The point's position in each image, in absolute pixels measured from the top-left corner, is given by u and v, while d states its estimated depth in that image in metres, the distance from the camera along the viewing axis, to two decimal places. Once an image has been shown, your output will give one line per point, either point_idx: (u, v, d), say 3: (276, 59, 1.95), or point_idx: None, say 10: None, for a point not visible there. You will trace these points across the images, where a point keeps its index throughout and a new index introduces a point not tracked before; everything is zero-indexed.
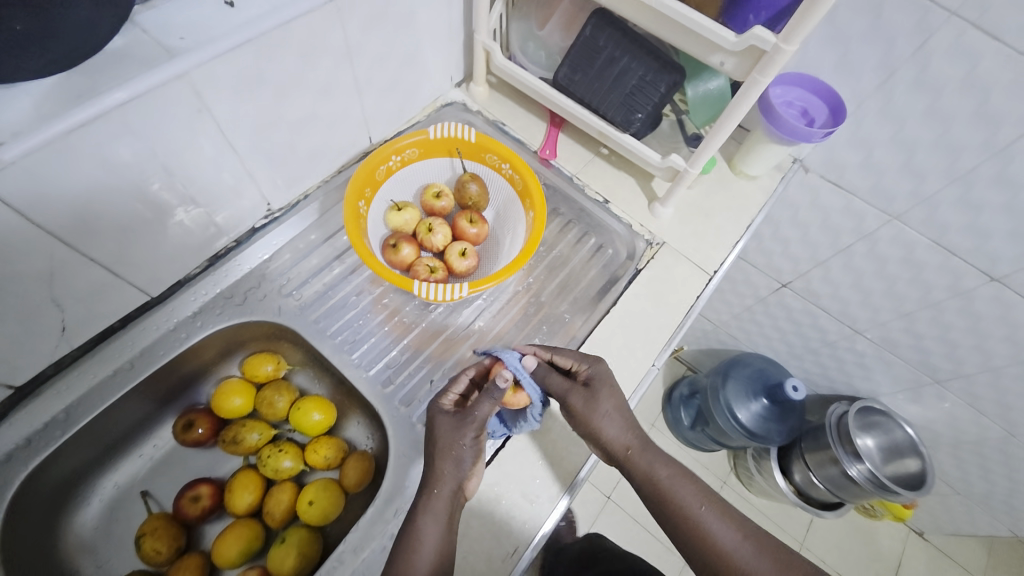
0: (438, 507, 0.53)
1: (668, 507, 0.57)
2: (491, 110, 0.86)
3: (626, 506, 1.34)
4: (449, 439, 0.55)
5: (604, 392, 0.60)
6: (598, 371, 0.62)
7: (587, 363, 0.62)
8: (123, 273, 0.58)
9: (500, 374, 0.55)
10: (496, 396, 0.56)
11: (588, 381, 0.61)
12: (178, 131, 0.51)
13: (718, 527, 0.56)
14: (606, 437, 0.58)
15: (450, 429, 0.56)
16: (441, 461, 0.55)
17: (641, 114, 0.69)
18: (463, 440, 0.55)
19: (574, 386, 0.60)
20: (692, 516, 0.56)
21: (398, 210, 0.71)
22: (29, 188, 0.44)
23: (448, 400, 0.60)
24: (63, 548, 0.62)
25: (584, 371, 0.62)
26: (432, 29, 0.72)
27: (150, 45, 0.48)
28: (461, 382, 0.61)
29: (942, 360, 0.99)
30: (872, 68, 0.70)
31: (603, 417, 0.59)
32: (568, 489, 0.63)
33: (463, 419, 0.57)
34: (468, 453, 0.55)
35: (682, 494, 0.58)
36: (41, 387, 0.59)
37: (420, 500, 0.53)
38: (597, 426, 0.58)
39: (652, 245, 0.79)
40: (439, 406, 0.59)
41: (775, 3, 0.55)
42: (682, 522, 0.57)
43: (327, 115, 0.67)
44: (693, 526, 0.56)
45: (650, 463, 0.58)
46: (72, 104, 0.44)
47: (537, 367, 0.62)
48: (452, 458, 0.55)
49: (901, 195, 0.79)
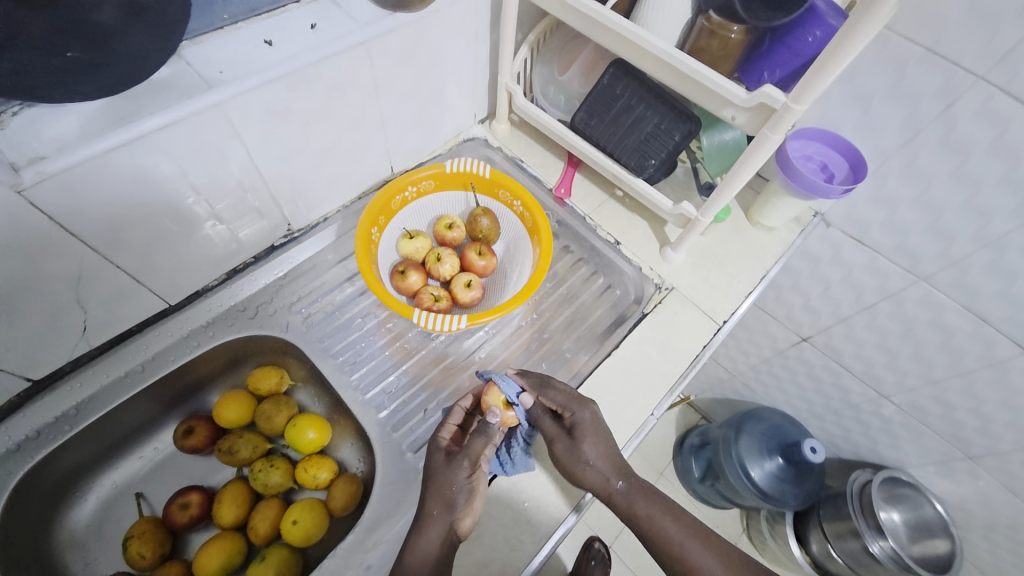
0: (429, 546, 0.52)
1: (653, 542, 0.57)
2: (511, 147, 0.88)
3: (626, 558, 1.27)
4: (442, 479, 0.56)
5: (588, 442, 0.59)
6: (584, 417, 0.60)
7: (572, 408, 0.60)
8: (145, 280, 0.61)
9: (493, 411, 0.59)
10: (489, 434, 0.58)
11: (572, 428, 0.60)
12: (209, 154, 0.55)
13: (701, 559, 0.55)
14: (587, 484, 0.58)
15: (444, 469, 0.57)
16: (432, 499, 0.55)
17: (654, 160, 0.70)
18: (456, 479, 0.56)
19: (559, 434, 0.60)
20: (676, 552, 0.56)
21: (410, 238, 0.73)
22: (68, 199, 0.48)
23: (446, 436, 0.60)
24: (55, 542, 0.63)
25: (570, 416, 0.60)
26: (458, 70, 0.76)
27: (191, 75, 0.53)
28: (456, 415, 0.62)
29: (975, 433, 0.92)
30: (895, 127, 0.69)
31: (585, 468, 0.58)
32: (575, 509, 0.62)
33: (457, 457, 0.57)
34: (461, 491, 0.55)
35: (665, 530, 0.57)
36: (58, 382, 0.62)
37: (409, 540, 0.54)
38: (579, 475, 0.58)
39: (661, 290, 0.78)
40: (436, 443, 0.59)
41: (790, 63, 0.57)
42: (667, 557, 0.56)
43: (351, 144, 0.70)
44: (679, 561, 0.56)
45: (633, 501, 0.58)
46: (114, 126, 0.48)
47: (531, 407, 0.61)
48: (445, 497, 0.55)
49: (928, 256, 0.77)
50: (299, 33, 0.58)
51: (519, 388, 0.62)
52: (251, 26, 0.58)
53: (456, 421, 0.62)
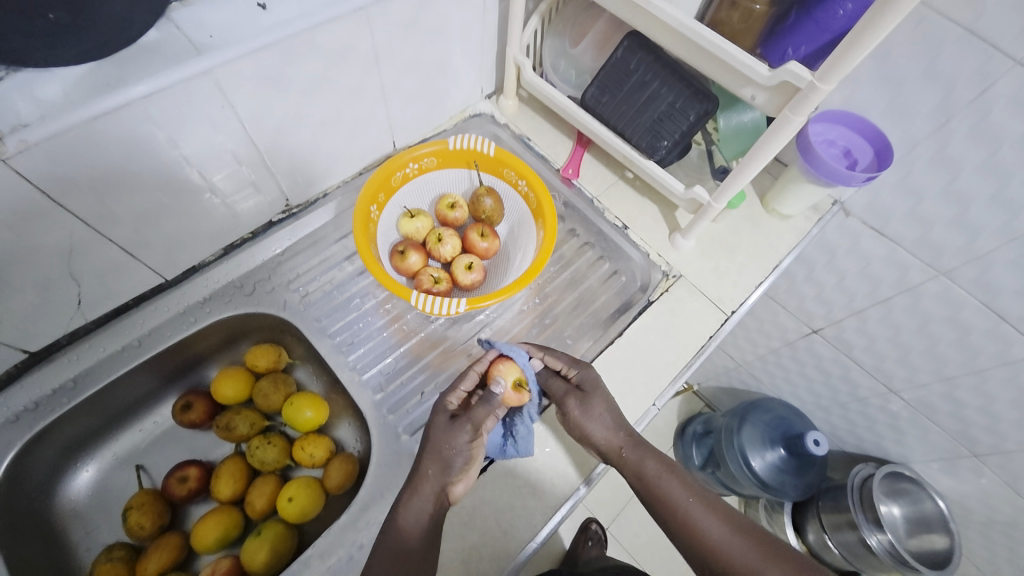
0: (421, 503, 0.52)
1: (658, 503, 0.57)
2: (518, 124, 0.85)
3: (624, 540, 1.28)
4: (441, 440, 0.55)
5: (596, 397, 0.59)
6: (589, 377, 0.60)
7: (578, 367, 0.61)
8: (139, 254, 0.60)
9: (498, 380, 0.58)
10: (493, 403, 0.57)
11: (580, 385, 0.60)
12: (199, 125, 0.53)
13: (707, 522, 0.55)
14: (597, 440, 0.58)
15: (444, 431, 0.56)
16: (429, 460, 0.54)
17: (667, 142, 0.66)
18: (455, 443, 0.55)
19: (568, 391, 0.60)
20: (681, 512, 0.55)
21: (410, 217, 0.71)
22: (54, 169, 0.46)
23: (454, 399, 0.59)
24: (55, 511, 0.65)
25: (575, 375, 0.61)
26: (464, 41, 0.73)
27: (180, 40, 0.50)
28: (468, 380, 0.60)
29: (983, 432, 0.90)
30: (926, 112, 0.65)
31: (596, 422, 0.58)
32: (586, 480, 0.62)
33: (459, 421, 0.56)
34: (459, 455, 0.54)
35: (671, 490, 0.57)
36: (55, 353, 0.62)
37: (404, 495, 0.54)
38: (589, 431, 0.58)
39: (668, 277, 0.76)
40: (443, 404, 0.58)
41: (817, 37, 0.53)
42: (671, 517, 0.56)
43: (350, 118, 0.68)
44: (684, 522, 0.55)
45: (642, 459, 0.58)
46: (98, 93, 0.46)
47: (541, 370, 0.62)
48: (441, 460, 0.54)
49: (951, 250, 0.73)
50: None
51: (528, 353, 0.62)
52: None
53: (467, 387, 0.60)
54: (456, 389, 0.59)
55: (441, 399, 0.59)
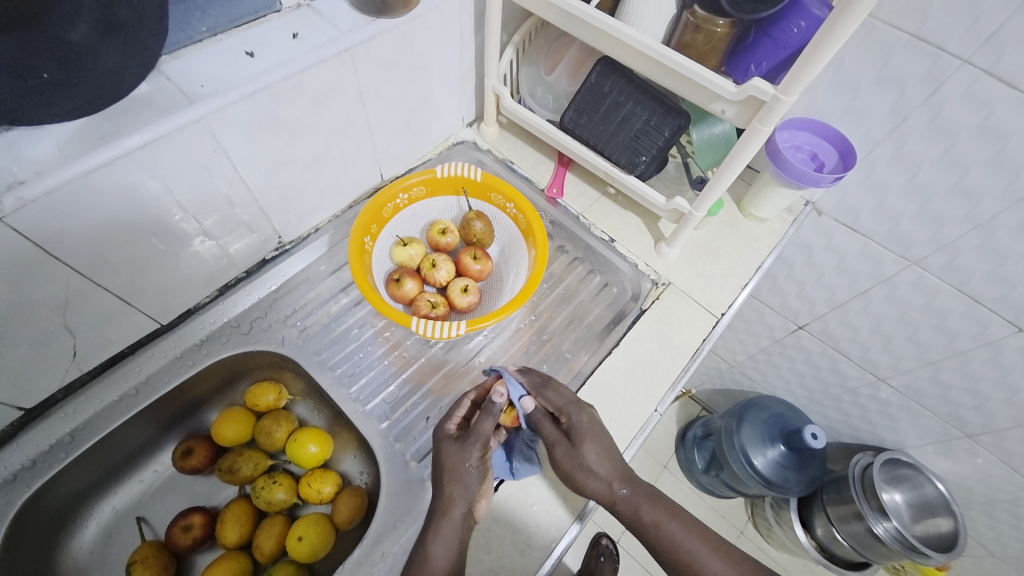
0: (450, 531, 0.53)
1: (660, 547, 0.59)
2: (500, 149, 0.88)
3: (635, 552, 1.27)
4: (456, 462, 0.56)
5: (587, 444, 0.58)
6: (583, 421, 0.60)
7: (569, 412, 0.60)
8: (135, 301, 0.61)
9: (496, 391, 0.59)
10: (494, 412, 0.58)
11: (569, 433, 0.59)
12: (194, 170, 0.55)
13: (707, 561, 0.57)
14: (588, 490, 0.58)
15: (455, 453, 0.57)
16: (450, 485, 0.55)
17: (645, 157, 0.69)
18: (469, 461, 0.56)
19: (559, 441, 0.59)
20: (681, 555, 0.58)
21: (403, 245, 0.73)
22: (50, 223, 0.47)
23: (452, 424, 0.60)
24: (56, 571, 0.63)
25: (567, 420, 0.60)
26: (444, 73, 0.76)
27: (173, 91, 0.52)
28: (462, 406, 0.61)
29: (972, 413, 0.93)
30: (883, 114, 0.69)
31: (587, 474, 0.58)
32: (579, 518, 0.62)
33: (468, 440, 0.58)
34: (475, 474, 0.56)
35: (672, 535, 0.58)
36: (51, 409, 0.61)
37: (432, 525, 0.54)
38: (580, 482, 0.58)
39: (657, 285, 0.78)
40: (443, 431, 0.59)
41: (776, 54, 0.57)
42: (672, 559, 0.58)
43: (338, 154, 0.70)
44: (686, 565, 0.57)
45: (638, 505, 0.59)
46: (94, 146, 0.47)
47: (533, 410, 0.61)
48: (461, 482, 0.55)
49: (920, 240, 0.77)
50: (280, 43, 0.58)
51: (522, 389, 0.61)
52: (231, 38, 0.58)
53: (462, 412, 0.62)
54: (452, 415, 0.61)
55: (439, 426, 0.60)
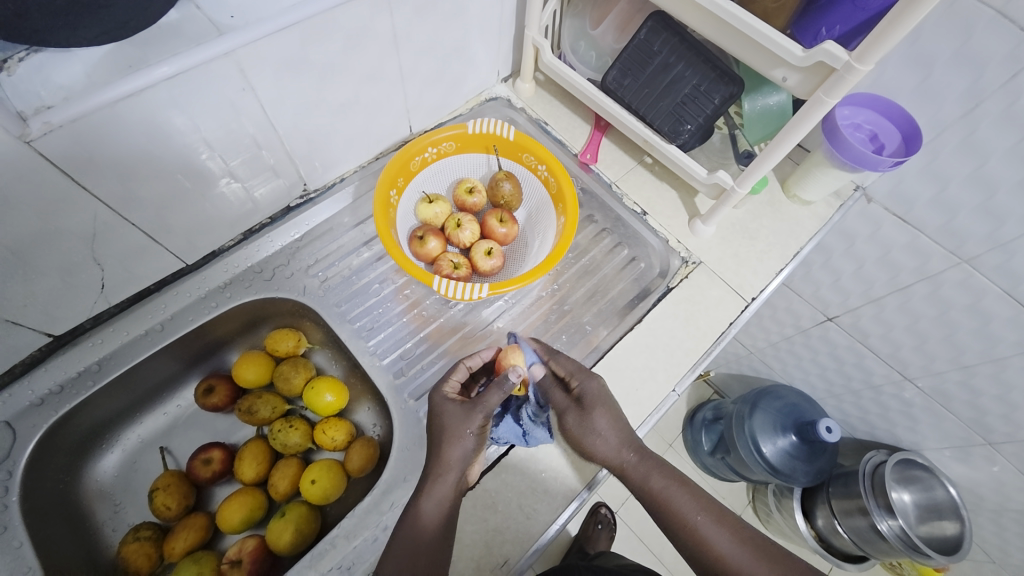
0: (442, 493, 0.53)
1: (666, 515, 0.57)
2: (535, 108, 0.84)
3: (632, 523, 1.30)
4: (456, 428, 0.55)
5: (597, 411, 0.58)
6: (591, 388, 0.60)
7: (580, 378, 0.60)
8: (161, 238, 0.61)
9: (514, 369, 0.55)
10: (506, 388, 0.55)
11: (580, 398, 0.60)
12: (222, 106, 0.53)
13: (715, 535, 0.55)
14: (598, 455, 0.58)
15: (456, 417, 0.56)
16: (448, 448, 0.55)
17: (690, 126, 0.65)
18: (469, 429, 0.55)
19: (569, 406, 0.60)
20: (689, 528, 0.56)
21: (429, 202, 0.71)
22: (77, 152, 0.46)
23: (450, 389, 0.60)
24: (82, 490, 0.66)
25: (577, 386, 0.60)
26: (483, 22, 0.71)
27: (203, 22, 0.49)
28: (461, 372, 0.61)
29: (998, 421, 0.90)
30: (956, 96, 0.63)
31: (596, 439, 0.58)
32: (589, 486, 0.62)
33: (471, 406, 0.56)
34: (473, 441, 0.55)
35: (679, 503, 0.57)
36: (80, 337, 0.63)
37: (424, 485, 0.54)
38: (589, 447, 0.58)
39: (687, 264, 0.75)
40: (445, 394, 0.59)
41: (853, 17, 0.52)
42: (680, 531, 0.56)
43: (368, 101, 0.67)
44: (692, 534, 0.55)
45: (646, 473, 0.57)
46: (122, 74, 0.46)
47: (543, 378, 0.61)
48: (459, 445, 0.55)
49: (975, 237, 0.71)
50: None
51: (534, 354, 0.62)
52: None
53: (460, 378, 0.62)
54: (451, 379, 0.61)
55: (441, 388, 0.60)
